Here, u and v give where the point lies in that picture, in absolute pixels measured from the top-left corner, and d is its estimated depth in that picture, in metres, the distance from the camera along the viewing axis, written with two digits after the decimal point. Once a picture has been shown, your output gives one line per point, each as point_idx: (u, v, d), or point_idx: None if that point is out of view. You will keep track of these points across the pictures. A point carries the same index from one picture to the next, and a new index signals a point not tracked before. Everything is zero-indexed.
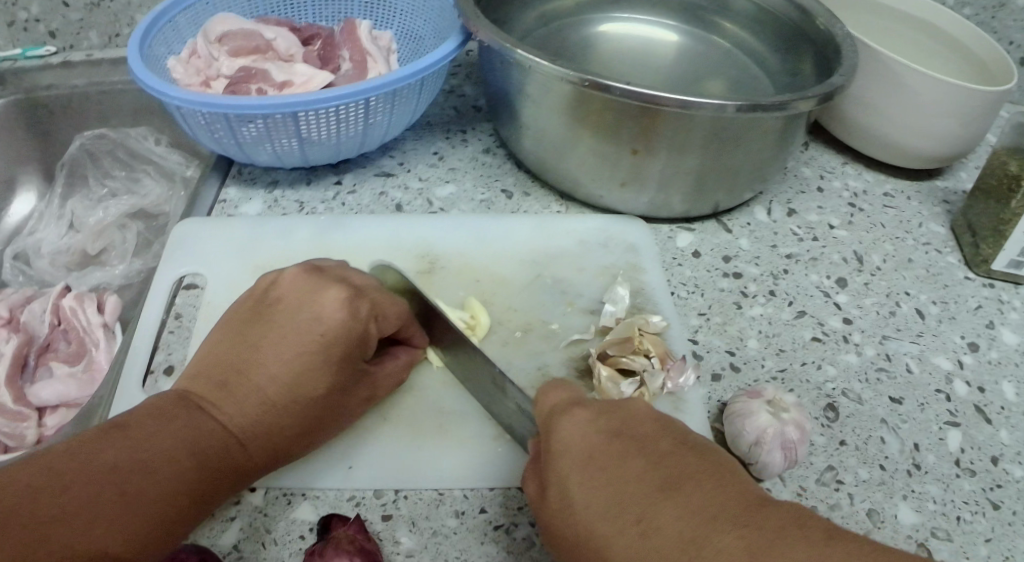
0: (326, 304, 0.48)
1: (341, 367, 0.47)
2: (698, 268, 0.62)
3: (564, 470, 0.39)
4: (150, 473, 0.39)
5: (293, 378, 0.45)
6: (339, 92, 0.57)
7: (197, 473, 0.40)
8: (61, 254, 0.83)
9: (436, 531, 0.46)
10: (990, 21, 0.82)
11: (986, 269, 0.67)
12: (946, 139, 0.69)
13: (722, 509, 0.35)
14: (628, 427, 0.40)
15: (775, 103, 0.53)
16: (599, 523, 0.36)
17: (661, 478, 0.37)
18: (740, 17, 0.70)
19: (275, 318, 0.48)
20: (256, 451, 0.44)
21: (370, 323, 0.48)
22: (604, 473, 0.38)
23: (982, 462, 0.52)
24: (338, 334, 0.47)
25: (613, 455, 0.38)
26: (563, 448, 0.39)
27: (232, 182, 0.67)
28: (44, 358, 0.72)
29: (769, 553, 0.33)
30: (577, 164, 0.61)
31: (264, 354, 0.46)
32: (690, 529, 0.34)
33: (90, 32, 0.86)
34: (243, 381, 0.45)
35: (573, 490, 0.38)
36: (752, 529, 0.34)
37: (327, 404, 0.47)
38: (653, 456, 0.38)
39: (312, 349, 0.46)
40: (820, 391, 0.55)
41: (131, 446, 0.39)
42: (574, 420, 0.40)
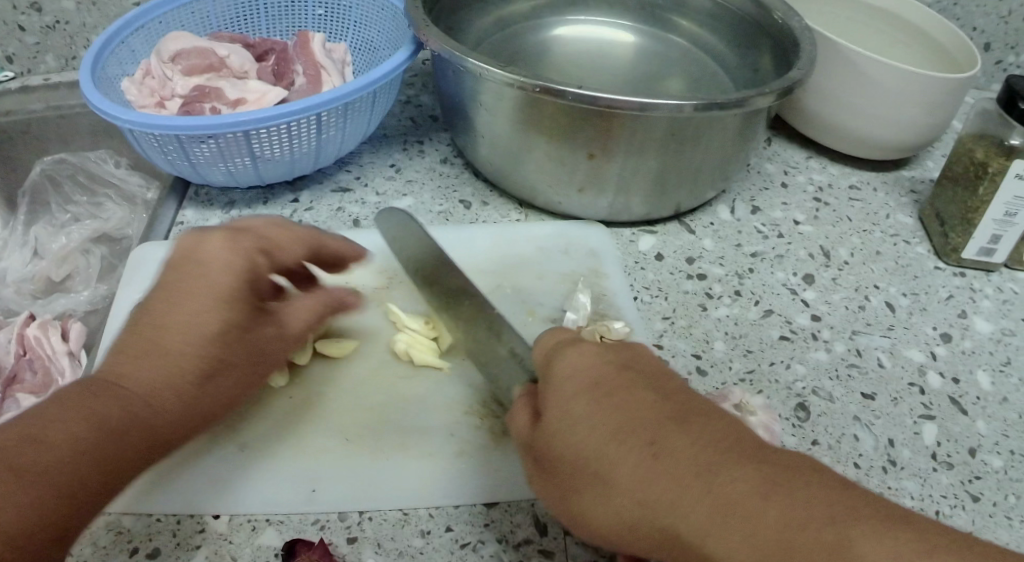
0: (173, 253, 0.43)
1: (242, 302, 0.42)
2: (661, 272, 0.62)
3: (565, 397, 0.36)
4: (41, 443, 0.33)
5: (191, 322, 0.40)
6: (290, 107, 0.56)
7: (99, 440, 0.35)
8: (26, 281, 0.81)
9: (402, 553, 0.45)
10: (951, 8, 0.81)
11: (956, 257, 0.66)
12: (910, 127, 0.68)
13: (738, 444, 0.32)
14: (636, 361, 0.38)
15: (732, 100, 0.52)
16: (604, 445, 0.33)
17: (671, 407, 0.34)
18: (698, 14, 0.70)
19: (161, 273, 0.43)
20: (164, 411, 0.39)
21: (254, 259, 0.44)
22: (610, 399, 0.35)
23: (959, 454, 0.52)
24: (229, 269, 0.42)
25: (622, 383, 0.35)
26: (565, 377, 0.37)
27: (189, 204, 0.66)
28: (11, 388, 0.71)
29: (789, 488, 0.29)
30: (536, 170, 0.60)
31: (162, 306, 0.41)
32: (699, 451, 0.31)
33: (47, 55, 0.86)
34: (138, 340, 0.39)
35: (574, 409, 0.35)
36: (769, 464, 0.31)
37: (227, 348, 0.41)
38: (663, 391, 0.35)
39: (205, 288, 0.41)
40: (791, 391, 0.54)
41: (23, 426, 0.34)
42: (579, 350, 0.38)
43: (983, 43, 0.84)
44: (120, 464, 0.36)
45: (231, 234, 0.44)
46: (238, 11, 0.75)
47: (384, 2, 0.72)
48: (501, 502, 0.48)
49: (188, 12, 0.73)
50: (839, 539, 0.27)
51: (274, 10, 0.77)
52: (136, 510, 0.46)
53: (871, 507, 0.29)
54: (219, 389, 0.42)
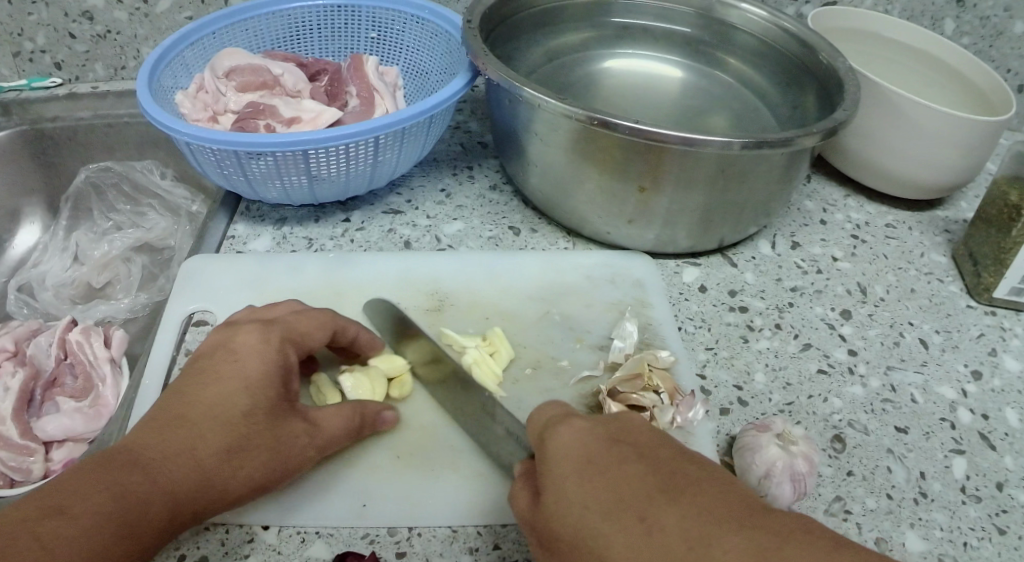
0: (226, 347, 0.47)
1: (265, 389, 0.45)
2: (704, 303, 0.63)
3: (559, 475, 0.38)
4: (61, 513, 0.37)
5: (216, 406, 0.44)
6: (349, 129, 0.58)
7: (122, 511, 0.38)
8: (66, 286, 0.83)
9: None
10: (987, 50, 0.84)
11: (988, 296, 0.67)
12: (947, 168, 0.70)
13: (725, 509, 0.34)
14: (627, 434, 0.40)
15: (780, 139, 0.53)
16: (597, 522, 0.35)
17: (661, 479, 0.36)
18: (742, 51, 0.72)
19: (196, 367, 0.47)
20: (183, 482, 0.41)
21: (285, 346, 0.48)
22: (601, 476, 0.37)
23: (988, 488, 0.52)
24: (254, 361, 0.46)
25: (611, 458, 0.38)
26: (561, 455, 0.39)
27: (241, 218, 0.67)
28: (51, 393, 0.72)
29: (776, 553, 0.32)
30: (585, 200, 0.61)
31: (201, 396, 0.45)
32: (690, 524, 0.34)
33: (96, 65, 0.88)
34: (174, 424, 0.43)
35: (572, 491, 0.37)
36: (760, 531, 0.33)
37: (256, 428, 0.44)
38: (652, 464, 0.38)
39: (231, 375, 0.45)
40: (827, 424, 0.55)
41: (57, 496, 0.38)
42: (573, 427, 0.40)
43: (1018, 85, 0.86)
44: (139, 532, 0.38)
45: (266, 324, 0.49)
46: (292, 30, 0.77)
47: (438, 29, 0.74)
48: None
49: (242, 30, 0.75)
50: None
51: (328, 31, 0.78)
52: None
53: None
54: (246, 468, 0.43)
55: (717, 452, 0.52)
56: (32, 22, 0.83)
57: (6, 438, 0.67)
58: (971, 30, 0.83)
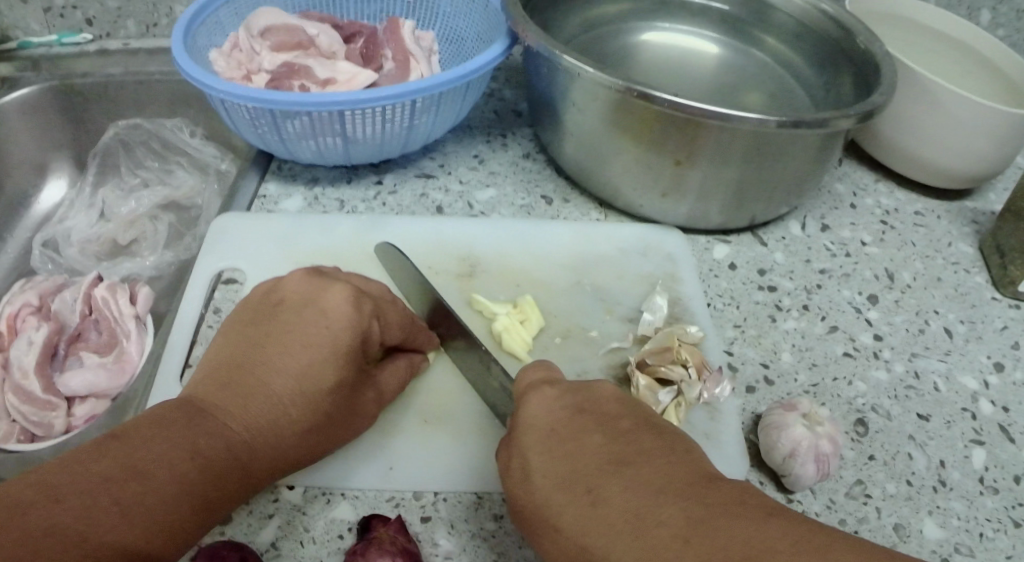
0: (326, 303, 0.47)
1: (351, 362, 0.46)
2: (734, 281, 0.63)
3: (528, 445, 0.40)
4: (143, 476, 0.36)
5: (302, 374, 0.44)
6: (387, 91, 0.57)
7: (204, 477, 0.38)
8: (90, 242, 0.85)
9: (474, 535, 0.45)
10: (1023, 42, 0.83)
11: (1013, 289, 0.67)
12: (978, 157, 0.69)
13: (664, 480, 0.35)
14: (592, 402, 0.41)
15: (816, 119, 0.53)
16: (553, 492, 0.37)
17: (615, 448, 0.38)
18: (782, 31, 0.71)
19: (276, 318, 0.47)
20: (263, 452, 0.42)
21: (374, 320, 0.48)
22: (563, 447, 0.39)
23: (1005, 480, 0.52)
24: (346, 328, 0.46)
25: (572, 428, 0.39)
26: (529, 426, 0.41)
27: (272, 177, 0.67)
28: (75, 347, 0.73)
29: (706, 524, 0.32)
30: (620, 172, 0.61)
31: (280, 358, 0.44)
32: (627, 494, 0.35)
33: (127, 22, 0.90)
34: (252, 383, 0.43)
35: (533, 461, 0.39)
36: (694, 502, 0.34)
37: (334, 405, 0.45)
38: (613, 434, 0.39)
39: (322, 341, 0.45)
40: (850, 407, 0.55)
41: (130, 452, 0.37)
42: (542, 396, 0.42)
43: None
44: (218, 498, 0.39)
45: (359, 291, 0.48)
46: None
47: None
48: None
49: None
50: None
51: None
52: None
53: (792, 536, 0.31)
54: (318, 439, 0.45)
55: (742, 430, 0.53)
56: None
57: (28, 392, 0.69)
58: (1008, 21, 0.82)
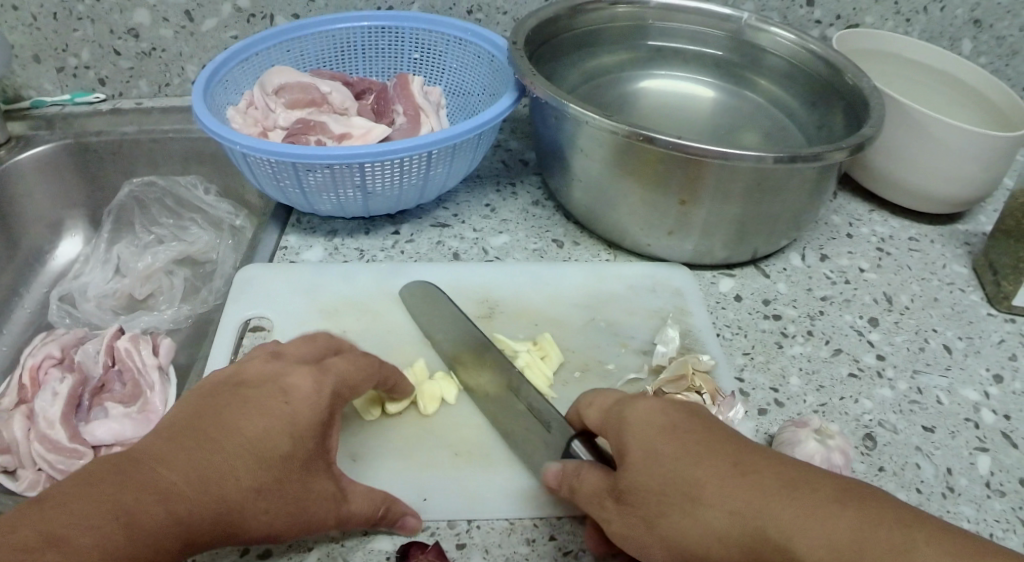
0: (292, 380, 0.46)
1: (308, 441, 0.44)
2: (740, 311, 0.66)
3: (645, 433, 0.40)
4: (59, 545, 0.34)
5: (256, 439, 0.42)
6: (404, 144, 0.60)
7: (129, 543, 0.36)
8: (107, 297, 0.87)
9: (508, 558, 0.47)
10: (1003, 68, 0.87)
11: (1008, 304, 0.69)
12: (967, 182, 0.72)
13: (788, 472, 0.37)
14: (702, 408, 0.43)
15: (811, 154, 0.56)
16: (689, 470, 0.38)
17: (735, 446, 0.39)
18: (773, 73, 0.75)
19: (232, 389, 0.45)
20: (204, 516, 0.39)
21: (337, 398, 0.47)
22: (689, 436, 0.39)
23: (1011, 483, 0.54)
24: (305, 406, 0.45)
25: (696, 424, 0.41)
26: (644, 418, 0.41)
27: (291, 230, 0.70)
28: (99, 398, 0.74)
29: (859, 494, 0.35)
30: (628, 214, 0.64)
31: (236, 420, 0.43)
32: (757, 484, 0.36)
33: (140, 81, 0.93)
34: (203, 444, 0.41)
35: (658, 446, 0.39)
36: (839, 479, 0.36)
37: (288, 478, 0.43)
38: (733, 431, 0.41)
39: (276, 412, 0.44)
40: (858, 423, 0.58)
41: (52, 517, 0.35)
42: (652, 397, 0.43)
43: None
44: None
45: (322, 370, 0.47)
46: (337, 50, 0.81)
47: (480, 51, 0.78)
48: None
49: (288, 51, 0.78)
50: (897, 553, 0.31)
51: (371, 53, 0.82)
52: None
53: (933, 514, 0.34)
54: (270, 511, 0.42)
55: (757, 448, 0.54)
56: (78, 38, 0.88)
57: (55, 441, 0.68)
58: (988, 50, 0.86)
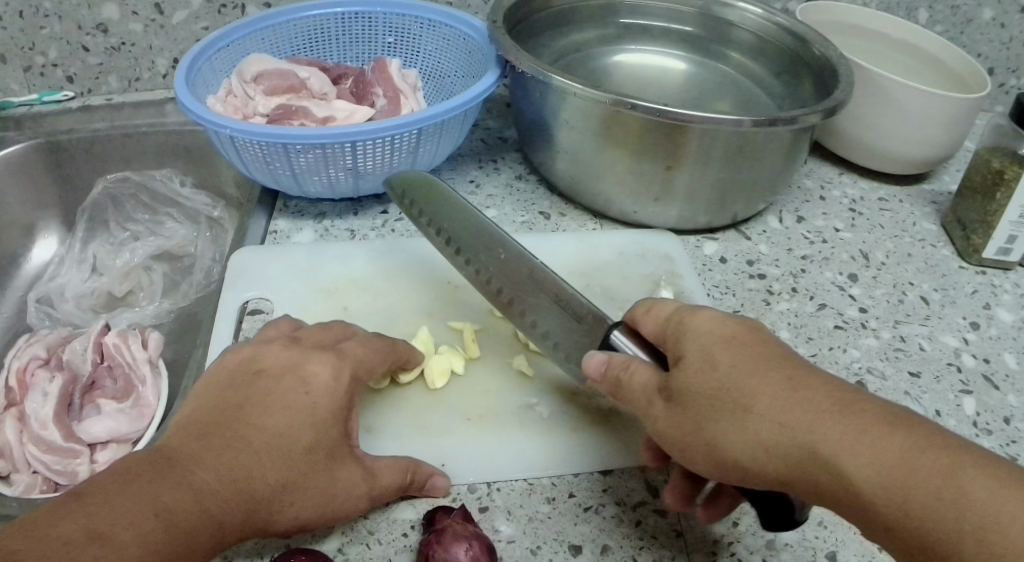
0: (311, 372, 0.47)
1: (332, 430, 0.45)
2: (726, 273, 0.68)
3: (704, 338, 0.38)
4: (104, 540, 0.35)
5: (281, 434, 0.43)
6: (395, 123, 0.60)
7: (169, 538, 0.37)
8: (85, 296, 0.86)
9: (532, 517, 0.48)
10: (958, 36, 0.91)
11: (978, 257, 0.72)
12: (930, 143, 0.76)
13: (841, 392, 0.34)
14: (760, 324, 0.40)
15: (786, 118, 0.58)
16: (745, 379, 0.36)
17: (790, 361, 0.37)
18: (742, 45, 0.77)
19: (253, 382, 0.46)
20: (236, 509, 0.40)
21: (355, 385, 0.48)
22: (748, 346, 0.37)
23: (997, 422, 0.56)
24: (327, 398, 0.46)
25: (755, 335, 0.38)
26: (703, 325, 0.39)
27: (280, 215, 0.70)
28: (91, 396, 0.73)
29: (913, 423, 0.32)
30: (613, 183, 0.66)
31: (259, 417, 0.44)
32: (813, 402, 0.34)
33: (110, 77, 0.92)
34: (230, 442, 0.42)
35: (716, 352, 0.37)
36: (894, 406, 0.34)
37: (314, 467, 0.44)
38: (789, 351, 0.38)
39: (300, 407, 0.45)
40: (849, 371, 0.59)
41: (92, 514, 0.36)
42: (711, 307, 0.40)
43: (988, 68, 0.93)
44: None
45: (338, 359, 0.48)
46: (312, 36, 0.81)
47: (456, 32, 0.79)
48: (615, 469, 0.51)
49: (263, 39, 0.78)
50: (951, 482, 0.30)
51: (346, 38, 0.82)
52: None
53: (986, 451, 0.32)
54: (297, 503, 0.43)
55: None
56: (44, 36, 0.86)
57: (50, 442, 0.67)
58: (943, 18, 0.90)
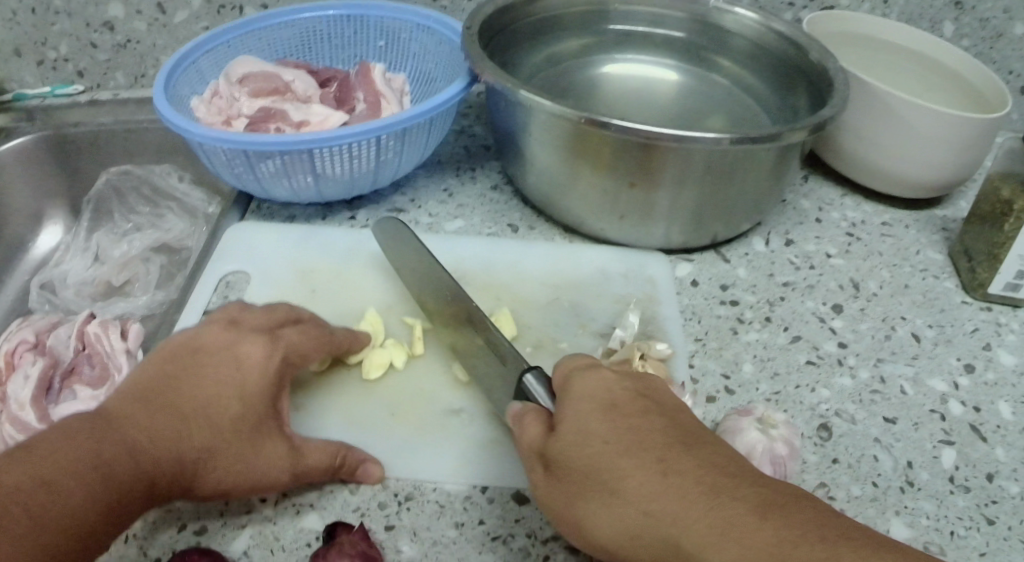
0: (245, 348, 0.47)
1: (262, 404, 0.45)
2: (695, 297, 0.65)
3: (583, 410, 0.39)
4: (49, 487, 0.35)
5: (211, 403, 0.43)
6: (352, 131, 0.59)
7: (108, 490, 0.37)
8: (86, 285, 0.87)
9: (436, 542, 0.45)
10: (987, 51, 0.85)
11: (983, 292, 0.67)
12: (938, 165, 0.71)
13: (712, 475, 0.34)
14: (650, 391, 0.41)
15: (766, 135, 0.54)
16: (616, 458, 0.36)
17: (666, 439, 0.37)
18: (740, 56, 0.73)
19: (188, 352, 0.46)
20: (164, 470, 0.40)
21: (286, 365, 0.49)
22: (626, 420, 0.38)
23: (977, 479, 0.52)
24: (258, 374, 0.46)
25: (635, 407, 0.39)
26: (586, 395, 0.40)
27: (250, 216, 0.70)
28: (69, 381, 0.74)
29: (787, 506, 0.31)
30: (580, 199, 0.63)
31: (191, 386, 0.43)
32: (680, 487, 0.33)
33: (117, 73, 0.93)
34: (163, 407, 0.42)
35: (592, 426, 0.38)
36: (769, 487, 0.33)
37: (240, 437, 0.43)
38: (673, 423, 0.38)
39: (230, 379, 0.45)
40: (814, 413, 0.56)
41: (37, 462, 0.35)
42: (599, 375, 0.41)
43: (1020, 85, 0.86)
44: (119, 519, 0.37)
45: (273, 339, 0.49)
46: (304, 39, 0.81)
47: (443, 37, 0.78)
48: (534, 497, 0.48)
49: (255, 39, 0.78)
50: None
51: (338, 41, 0.82)
52: None
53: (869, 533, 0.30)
54: (219, 472, 0.42)
55: None
56: (54, 32, 0.88)
57: (25, 423, 0.69)
58: (971, 32, 0.84)
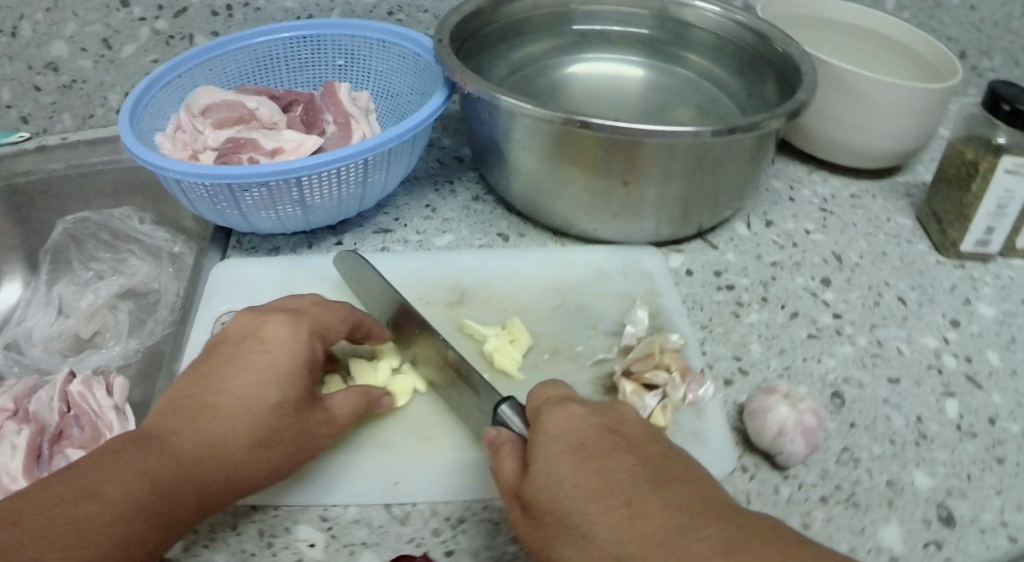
0: (270, 333, 0.48)
1: (297, 383, 0.46)
2: (692, 286, 0.66)
3: (551, 452, 0.39)
4: (93, 497, 0.37)
5: (247, 394, 0.44)
6: (337, 156, 0.59)
7: (154, 493, 0.39)
8: (53, 340, 0.83)
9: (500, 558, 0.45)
10: (928, 22, 0.89)
11: (955, 251, 0.70)
12: (899, 135, 0.74)
13: (677, 514, 0.34)
14: (620, 424, 0.41)
15: (748, 123, 0.56)
16: (585, 501, 0.36)
17: (636, 477, 0.37)
18: (701, 46, 0.75)
19: (220, 353, 0.48)
20: (212, 469, 0.42)
21: (315, 339, 0.49)
22: (595, 460, 0.38)
23: (981, 424, 0.55)
24: (285, 352, 0.47)
25: (603, 445, 0.39)
26: (555, 434, 0.40)
27: (232, 252, 0.68)
28: (58, 446, 0.69)
29: (745, 546, 0.32)
30: (569, 201, 0.64)
31: (226, 382, 0.45)
32: (647, 530, 0.34)
33: (64, 116, 0.90)
34: (201, 410, 0.44)
35: (560, 469, 0.38)
36: (729, 524, 0.34)
37: (283, 419, 0.45)
38: (641, 455, 0.39)
39: (263, 365, 0.46)
40: (824, 383, 0.57)
41: (82, 479, 0.38)
42: (568, 412, 0.41)
43: (959, 52, 0.91)
44: (172, 523, 0.40)
45: (294, 319, 0.49)
46: (261, 64, 0.79)
47: (406, 51, 0.77)
48: None
49: (210, 68, 0.76)
50: None
51: (296, 63, 0.80)
52: (230, 543, 0.45)
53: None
54: (271, 458, 0.44)
55: (730, 422, 0.54)
56: None
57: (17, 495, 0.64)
58: (911, 5, 0.88)
